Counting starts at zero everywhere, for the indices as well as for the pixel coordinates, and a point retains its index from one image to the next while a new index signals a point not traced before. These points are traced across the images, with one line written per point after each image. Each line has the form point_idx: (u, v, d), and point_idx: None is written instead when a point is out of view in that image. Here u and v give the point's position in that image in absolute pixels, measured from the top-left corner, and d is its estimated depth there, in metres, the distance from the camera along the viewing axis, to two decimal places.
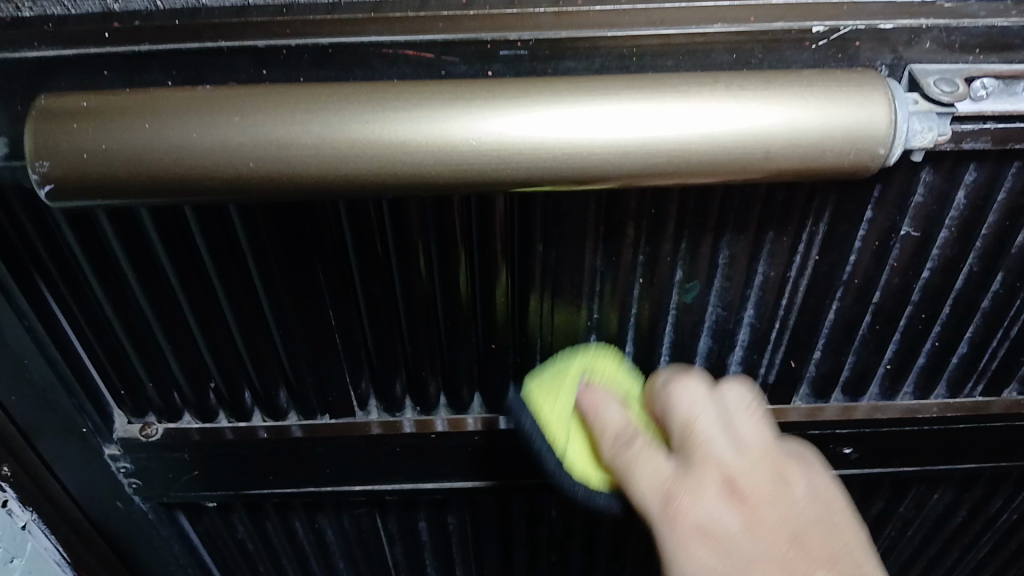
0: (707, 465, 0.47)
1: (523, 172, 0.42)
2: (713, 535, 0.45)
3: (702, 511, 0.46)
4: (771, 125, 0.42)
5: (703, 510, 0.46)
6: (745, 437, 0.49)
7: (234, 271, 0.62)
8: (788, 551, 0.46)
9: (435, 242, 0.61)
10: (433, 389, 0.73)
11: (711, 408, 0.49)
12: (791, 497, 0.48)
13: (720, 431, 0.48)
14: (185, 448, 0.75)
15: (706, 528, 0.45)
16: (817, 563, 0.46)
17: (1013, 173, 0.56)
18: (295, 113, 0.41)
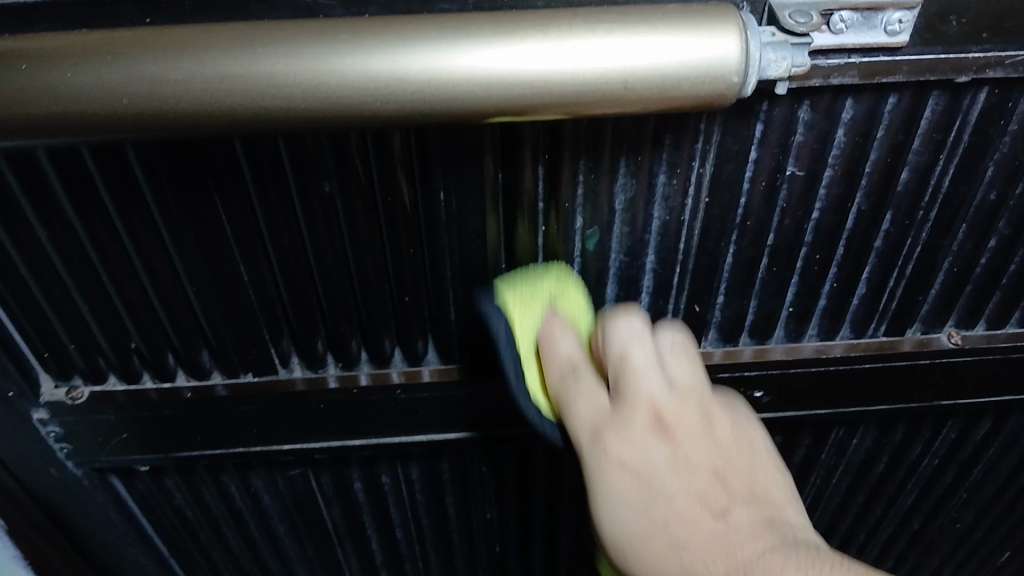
0: (636, 396, 0.47)
1: (392, 105, 0.44)
2: (634, 467, 0.46)
3: (626, 447, 0.46)
4: (625, 56, 0.44)
5: (627, 446, 0.46)
6: (676, 376, 0.49)
7: (144, 228, 0.63)
8: (706, 486, 0.47)
9: (337, 192, 0.62)
10: (353, 344, 0.75)
11: (647, 347, 0.48)
12: (712, 432, 0.48)
13: (655, 368, 0.48)
14: (112, 410, 0.76)
15: (628, 464, 0.46)
16: (738, 497, 0.47)
17: (890, 108, 0.58)
18: (165, 53, 0.43)
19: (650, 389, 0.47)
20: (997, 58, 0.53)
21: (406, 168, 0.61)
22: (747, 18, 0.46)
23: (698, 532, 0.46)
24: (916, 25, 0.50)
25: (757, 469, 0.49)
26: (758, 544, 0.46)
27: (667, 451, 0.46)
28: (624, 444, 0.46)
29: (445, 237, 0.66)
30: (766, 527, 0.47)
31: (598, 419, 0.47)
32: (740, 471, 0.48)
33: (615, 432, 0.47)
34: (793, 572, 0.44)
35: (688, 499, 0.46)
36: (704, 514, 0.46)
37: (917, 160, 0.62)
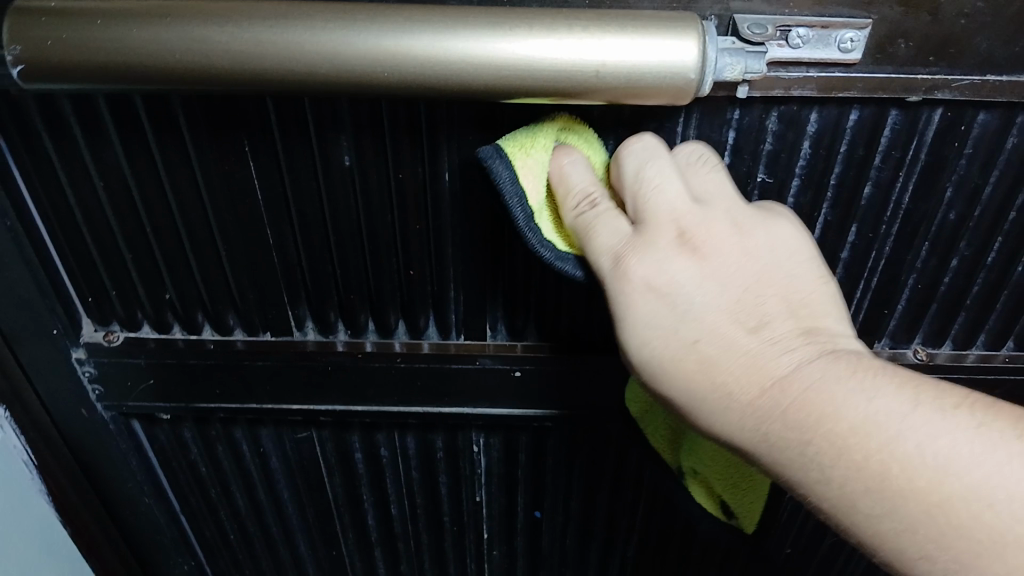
0: (660, 216, 0.55)
1: (400, 78, 0.52)
2: (659, 287, 0.54)
3: (652, 267, 0.54)
4: (597, 52, 0.51)
5: (654, 265, 0.54)
6: (700, 185, 0.58)
7: (187, 185, 0.72)
8: (737, 297, 0.54)
9: (356, 167, 0.70)
10: (362, 313, 0.82)
11: (671, 176, 0.56)
12: (744, 243, 0.55)
13: (675, 187, 0.55)
14: (142, 355, 0.85)
15: (657, 287, 0.54)
16: (769, 295, 0.55)
17: (852, 123, 0.65)
18: (214, 19, 0.51)
19: (641, 264, 0.54)
20: (944, 80, 0.59)
21: (416, 147, 0.68)
22: (708, 27, 0.53)
23: (746, 409, 0.53)
24: (867, 45, 0.57)
25: (789, 272, 0.56)
26: (750, 245, 0.55)
27: (662, 301, 0.54)
28: (663, 321, 0.54)
29: (449, 214, 0.73)
30: (811, 339, 0.54)
31: (635, 272, 0.54)
32: (767, 281, 0.55)
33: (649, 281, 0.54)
34: (834, 381, 0.52)
35: (727, 369, 0.53)
36: (751, 394, 0.53)
37: (879, 175, 0.68)
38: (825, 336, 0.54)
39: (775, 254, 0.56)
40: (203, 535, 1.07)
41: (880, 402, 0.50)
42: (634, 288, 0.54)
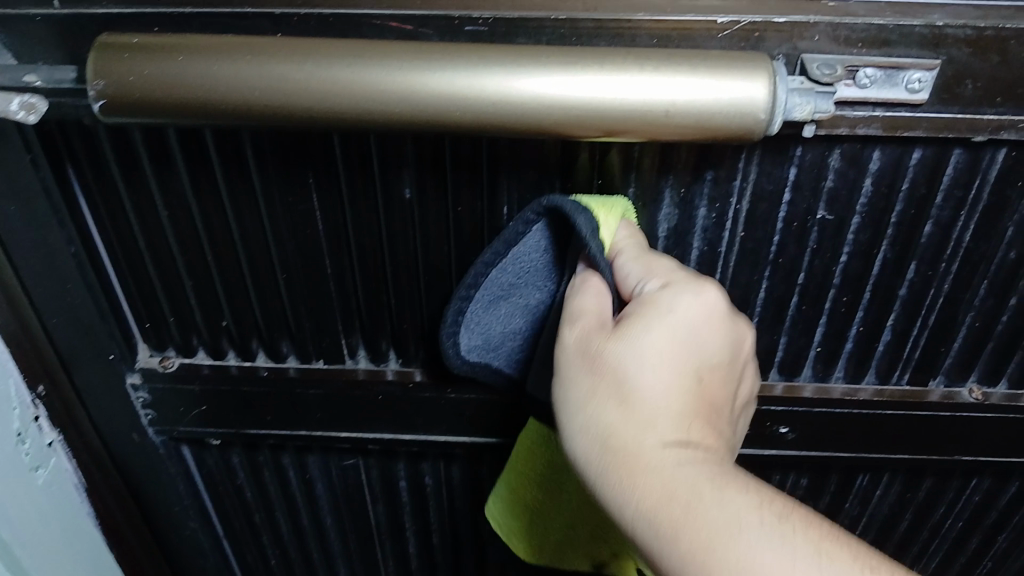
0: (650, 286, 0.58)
1: (471, 116, 0.53)
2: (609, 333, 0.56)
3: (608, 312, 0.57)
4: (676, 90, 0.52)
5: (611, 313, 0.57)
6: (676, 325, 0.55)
7: (249, 214, 0.73)
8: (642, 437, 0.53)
9: (415, 199, 0.71)
10: (414, 343, 0.83)
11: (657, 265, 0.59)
12: (672, 410, 0.54)
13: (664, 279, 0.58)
14: (195, 382, 0.86)
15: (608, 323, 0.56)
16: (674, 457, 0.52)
17: (914, 162, 0.65)
18: (292, 58, 0.52)
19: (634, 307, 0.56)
20: (1010, 122, 0.59)
21: (477, 182, 0.69)
22: (778, 68, 0.53)
23: (677, 456, 0.52)
24: (934, 85, 0.57)
25: (703, 479, 0.51)
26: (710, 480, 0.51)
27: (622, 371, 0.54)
28: (671, 352, 0.55)
29: None
30: (705, 487, 0.51)
31: (695, 302, 0.56)
32: (692, 399, 0.55)
33: (692, 319, 0.56)
34: (706, 484, 0.51)
35: (683, 416, 0.54)
36: (668, 460, 0.52)
37: (940, 215, 0.68)
38: (729, 469, 0.53)
39: (712, 485, 0.51)
40: (245, 561, 1.07)
41: (744, 512, 0.50)
42: (685, 296, 0.56)
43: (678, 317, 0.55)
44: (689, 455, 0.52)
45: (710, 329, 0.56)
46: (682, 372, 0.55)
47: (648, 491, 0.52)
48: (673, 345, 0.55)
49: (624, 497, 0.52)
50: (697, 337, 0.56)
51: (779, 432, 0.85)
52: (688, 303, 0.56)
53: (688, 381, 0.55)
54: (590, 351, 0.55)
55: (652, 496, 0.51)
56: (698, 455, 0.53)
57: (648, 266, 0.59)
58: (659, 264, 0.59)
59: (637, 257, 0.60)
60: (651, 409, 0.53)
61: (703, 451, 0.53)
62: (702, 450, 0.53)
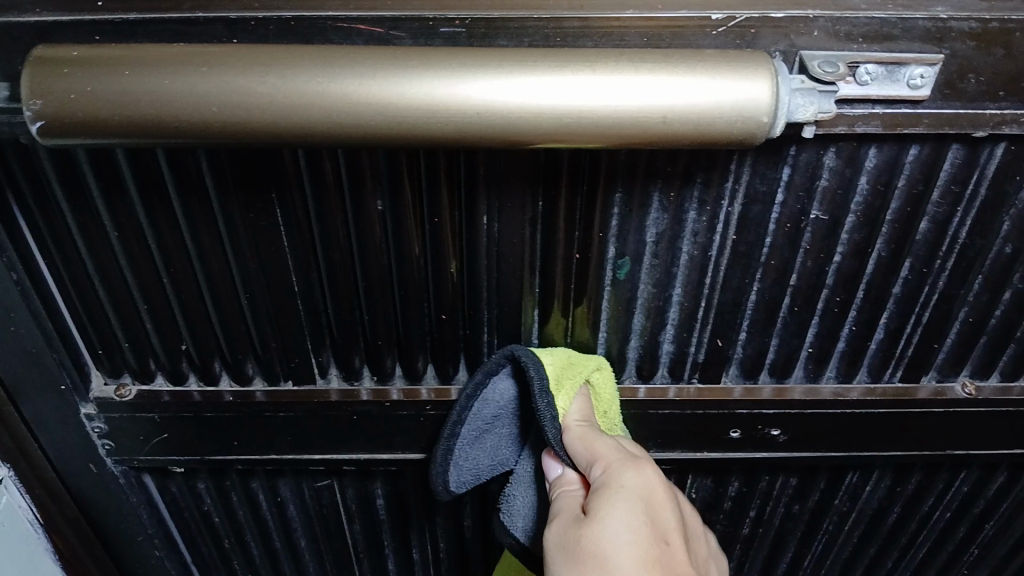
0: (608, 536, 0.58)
1: (453, 128, 0.48)
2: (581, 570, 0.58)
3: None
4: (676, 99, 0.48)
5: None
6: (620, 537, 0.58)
7: (207, 234, 0.68)
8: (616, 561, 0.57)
9: (387, 211, 0.66)
10: (389, 360, 0.78)
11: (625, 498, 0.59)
12: (644, 573, 0.57)
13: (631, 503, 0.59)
14: (156, 409, 0.80)
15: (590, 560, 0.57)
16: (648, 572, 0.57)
17: (911, 158, 0.62)
18: (254, 68, 0.47)
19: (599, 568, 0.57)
20: (1013, 116, 0.57)
21: (453, 190, 0.65)
22: (778, 67, 0.50)
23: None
24: (936, 81, 0.55)
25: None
26: None
27: (597, 562, 0.57)
28: (631, 533, 0.58)
29: (485, 259, 0.70)
30: None
31: (636, 480, 0.61)
32: (658, 541, 0.59)
33: (639, 493, 0.60)
34: None
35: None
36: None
37: (936, 211, 0.66)
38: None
39: None
40: None
41: None
42: (629, 488, 0.60)
43: (626, 514, 0.59)
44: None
45: (656, 499, 0.60)
46: (648, 550, 0.58)
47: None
48: (634, 543, 0.58)
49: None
50: (650, 515, 0.59)
51: (770, 434, 0.82)
52: (632, 487, 0.60)
53: (654, 556, 0.58)
54: (570, 544, 0.59)
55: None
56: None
57: (591, 445, 0.63)
58: (604, 443, 0.63)
59: (579, 436, 0.64)
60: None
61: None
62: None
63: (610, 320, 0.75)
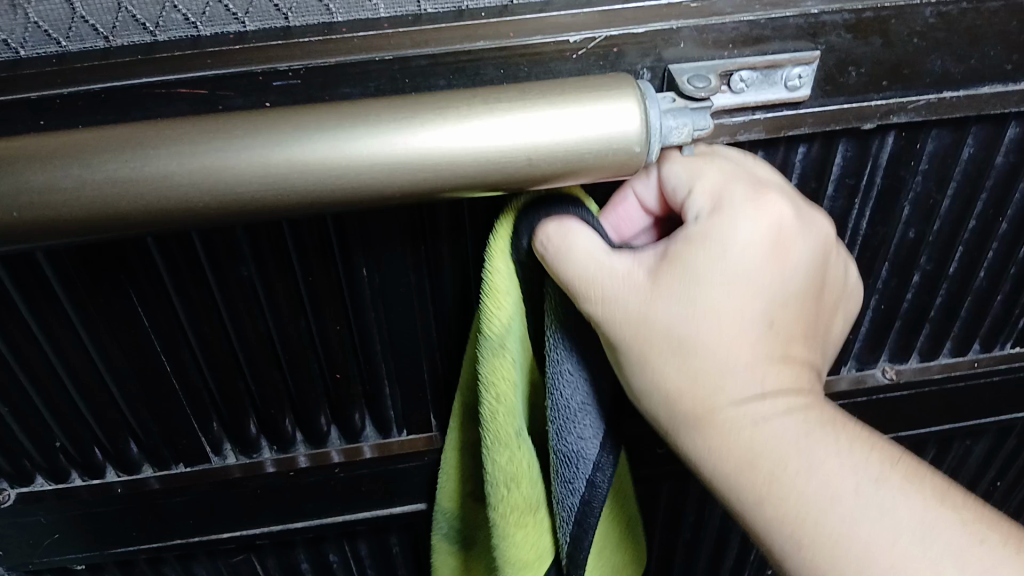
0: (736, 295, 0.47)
1: (296, 196, 0.43)
2: (771, 254, 0.48)
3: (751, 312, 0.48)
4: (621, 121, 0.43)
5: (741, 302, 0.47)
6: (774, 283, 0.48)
7: (58, 325, 0.61)
8: (808, 299, 0.50)
9: (256, 277, 0.61)
10: (288, 426, 0.73)
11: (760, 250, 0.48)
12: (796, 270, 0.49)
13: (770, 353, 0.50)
14: (41, 512, 0.74)
15: (768, 242, 0.48)
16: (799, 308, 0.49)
17: (800, 157, 0.59)
18: (54, 158, 0.41)
19: (786, 255, 0.48)
20: (898, 105, 0.54)
21: (324, 248, 0.60)
22: (645, 87, 0.46)
23: (750, 372, 0.48)
24: (815, 79, 0.52)
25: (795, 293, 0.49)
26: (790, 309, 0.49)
27: (773, 247, 0.48)
28: (755, 285, 0.47)
29: (372, 311, 0.65)
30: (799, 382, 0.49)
31: (765, 215, 0.48)
32: (793, 336, 0.50)
33: (775, 230, 0.48)
34: (808, 431, 0.48)
35: (847, 437, 0.48)
36: (757, 419, 0.48)
37: (833, 205, 0.63)
38: (797, 355, 0.50)
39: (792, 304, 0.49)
40: None
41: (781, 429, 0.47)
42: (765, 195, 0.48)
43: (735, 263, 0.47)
44: (806, 428, 0.47)
45: (829, 259, 0.52)
46: (789, 271, 0.49)
47: (774, 404, 0.48)
48: (756, 252, 0.47)
49: (702, 440, 0.49)
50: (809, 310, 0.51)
51: None
52: (763, 219, 0.48)
53: (811, 293, 0.50)
54: (764, 249, 0.48)
55: (695, 409, 0.49)
56: (786, 420, 0.48)
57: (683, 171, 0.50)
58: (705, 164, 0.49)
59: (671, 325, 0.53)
60: (742, 360, 0.48)
61: (801, 394, 0.49)
62: (772, 382, 0.48)
63: None
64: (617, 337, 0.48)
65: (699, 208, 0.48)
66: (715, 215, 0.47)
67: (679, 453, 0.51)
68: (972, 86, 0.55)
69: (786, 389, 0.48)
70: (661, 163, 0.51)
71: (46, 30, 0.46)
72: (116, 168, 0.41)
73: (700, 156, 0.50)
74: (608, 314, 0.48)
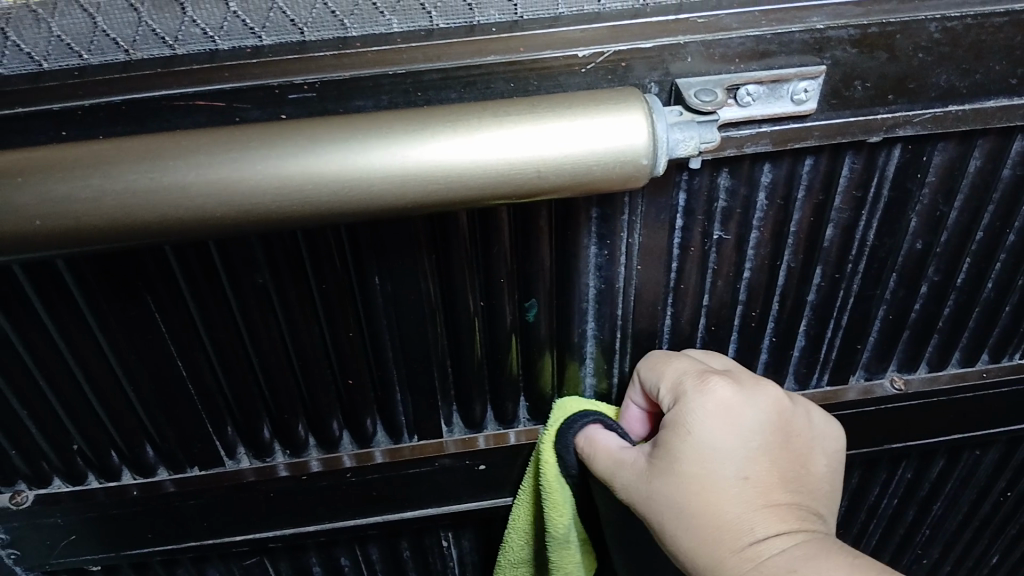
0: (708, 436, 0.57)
1: (309, 207, 0.44)
2: (726, 413, 0.58)
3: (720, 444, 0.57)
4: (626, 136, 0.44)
5: (711, 438, 0.57)
6: (742, 427, 0.58)
7: (77, 331, 0.63)
8: (779, 455, 0.59)
9: (270, 285, 0.62)
10: (300, 431, 0.74)
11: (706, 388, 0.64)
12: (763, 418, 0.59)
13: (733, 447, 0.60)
14: (58, 513, 0.75)
15: (727, 405, 0.58)
16: (782, 480, 0.58)
17: (807, 169, 0.60)
18: (76, 170, 0.42)
19: (747, 411, 0.58)
20: (906, 118, 0.55)
21: (338, 257, 0.61)
22: (653, 101, 0.47)
23: (734, 510, 0.55)
24: (822, 92, 0.53)
25: (762, 440, 0.58)
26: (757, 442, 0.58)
27: (730, 395, 0.58)
28: (725, 439, 0.57)
29: (384, 319, 0.66)
30: (782, 506, 0.57)
31: (717, 394, 0.58)
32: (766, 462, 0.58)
33: (723, 399, 0.58)
34: (806, 556, 0.54)
35: (840, 558, 0.53)
36: (764, 555, 0.54)
37: (840, 216, 0.64)
38: (784, 499, 0.57)
39: (761, 451, 0.58)
40: None
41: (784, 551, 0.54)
42: (715, 381, 0.59)
43: (703, 430, 0.57)
44: (800, 556, 0.54)
45: (790, 419, 0.60)
46: (745, 430, 0.58)
47: (759, 525, 0.55)
48: (718, 421, 0.57)
49: (689, 539, 0.56)
50: (777, 439, 0.59)
51: None
52: (717, 391, 0.59)
53: (778, 439, 0.59)
54: (723, 411, 0.58)
55: (712, 562, 0.55)
56: (772, 538, 0.55)
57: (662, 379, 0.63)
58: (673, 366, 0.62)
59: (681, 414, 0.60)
60: (721, 486, 0.56)
61: (797, 531, 0.55)
62: (768, 526, 0.55)
63: (527, 363, 0.71)
64: (635, 503, 0.59)
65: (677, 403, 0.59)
66: (676, 405, 0.59)
67: (667, 547, 0.58)
68: (978, 100, 0.55)
69: (767, 509, 0.56)
70: (637, 368, 0.65)
71: (68, 43, 0.47)
72: (136, 178, 0.42)
73: (661, 362, 0.64)
74: (630, 495, 0.59)
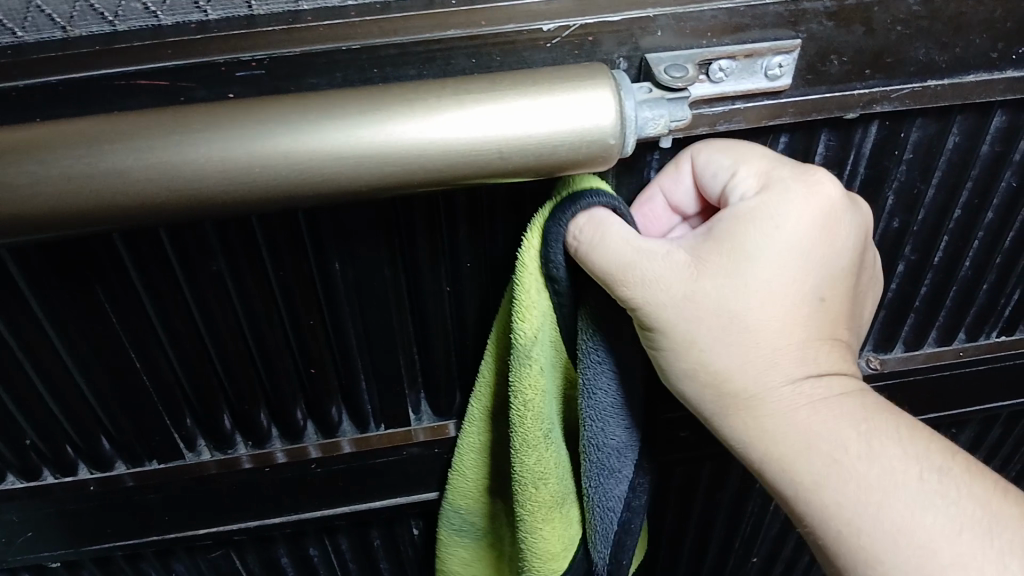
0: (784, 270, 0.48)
1: (260, 190, 0.42)
2: (825, 235, 0.49)
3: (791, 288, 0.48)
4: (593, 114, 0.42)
5: (789, 278, 0.48)
6: (824, 261, 0.49)
7: (23, 322, 0.59)
8: (842, 299, 0.51)
9: (226, 271, 0.59)
10: (263, 420, 0.71)
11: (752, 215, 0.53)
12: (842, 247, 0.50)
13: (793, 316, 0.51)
14: (13, 510, 0.72)
15: (824, 224, 0.49)
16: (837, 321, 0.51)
17: (782, 147, 0.58)
18: (5, 154, 0.40)
19: (832, 251, 0.50)
20: (882, 93, 0.53)
21: (297, 242, 0.58)
22: (621, 78, 0.45)
23: (787, 343, 0.49)
24: (797, 67, 0.51)
25: (832, 279, 0.50)
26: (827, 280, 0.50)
27: (827, 219, 0.49)
28: (804, 271, 0.48)
29: (347, 305, 0.63)
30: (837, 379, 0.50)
31: (816, 202, 0.48)
32: (828, 300, 0.50)
33: (823, 216, 0.49)
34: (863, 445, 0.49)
35: (887, 438, 0.49)
36: (804, 402, 0.49)
37: None
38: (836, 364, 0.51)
39: (829, 291, 0.50)
40: None
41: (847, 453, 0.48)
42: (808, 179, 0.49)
43: (786, 245, 0.48)
44: (852, 418, 0.49)
45: (864, 249, 0.53)
46: (828, 255, 0.49)
47: (805, 369, 0.49)
48: (805, 239, 0.48)
49: (722, 358, 0.49)
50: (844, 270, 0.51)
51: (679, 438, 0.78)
52: (814, 206, 0.48)
53: (851, 276, 0.51)
54: (817, 234, 0.49)
55: (737, 395, 0.50)
56: (821, 379, 0.50)
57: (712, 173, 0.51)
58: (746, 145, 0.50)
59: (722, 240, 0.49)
60: (780, 318, 0.49)
61: (842, 380, 0.51)
62: (817, 363, 0.50)
63: None
64: (665, 325, 0.49)
65: (741, 192, 0.49)
66: (758, 196, 0.48)
67: (673, 369, 0.51)
68: (956, 74, 0.53)
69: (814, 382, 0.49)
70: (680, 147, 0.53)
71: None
72: (71, 164, 0.40)
73: (715, 149, 0.52)
74: (655, 300, 0.48)
